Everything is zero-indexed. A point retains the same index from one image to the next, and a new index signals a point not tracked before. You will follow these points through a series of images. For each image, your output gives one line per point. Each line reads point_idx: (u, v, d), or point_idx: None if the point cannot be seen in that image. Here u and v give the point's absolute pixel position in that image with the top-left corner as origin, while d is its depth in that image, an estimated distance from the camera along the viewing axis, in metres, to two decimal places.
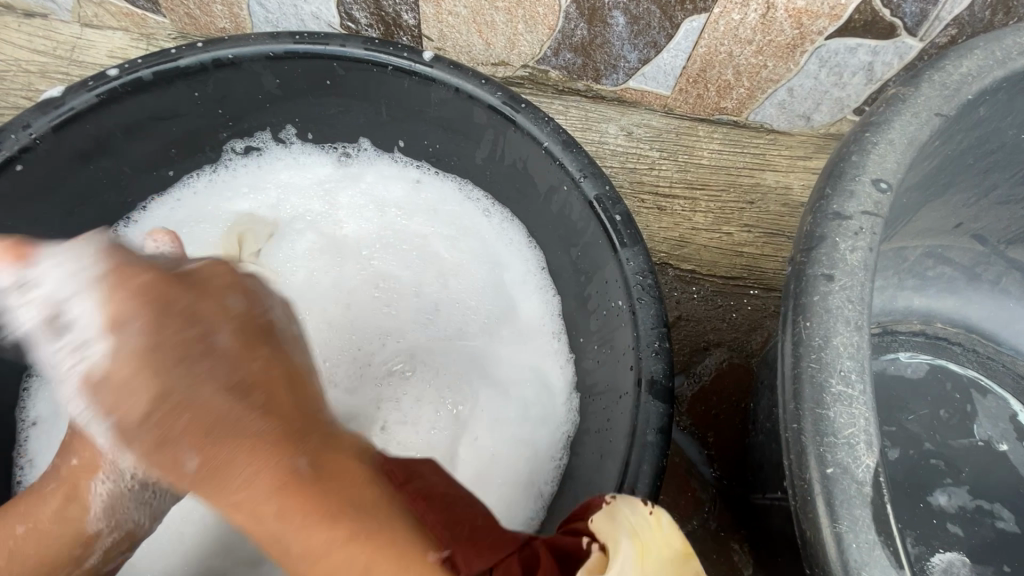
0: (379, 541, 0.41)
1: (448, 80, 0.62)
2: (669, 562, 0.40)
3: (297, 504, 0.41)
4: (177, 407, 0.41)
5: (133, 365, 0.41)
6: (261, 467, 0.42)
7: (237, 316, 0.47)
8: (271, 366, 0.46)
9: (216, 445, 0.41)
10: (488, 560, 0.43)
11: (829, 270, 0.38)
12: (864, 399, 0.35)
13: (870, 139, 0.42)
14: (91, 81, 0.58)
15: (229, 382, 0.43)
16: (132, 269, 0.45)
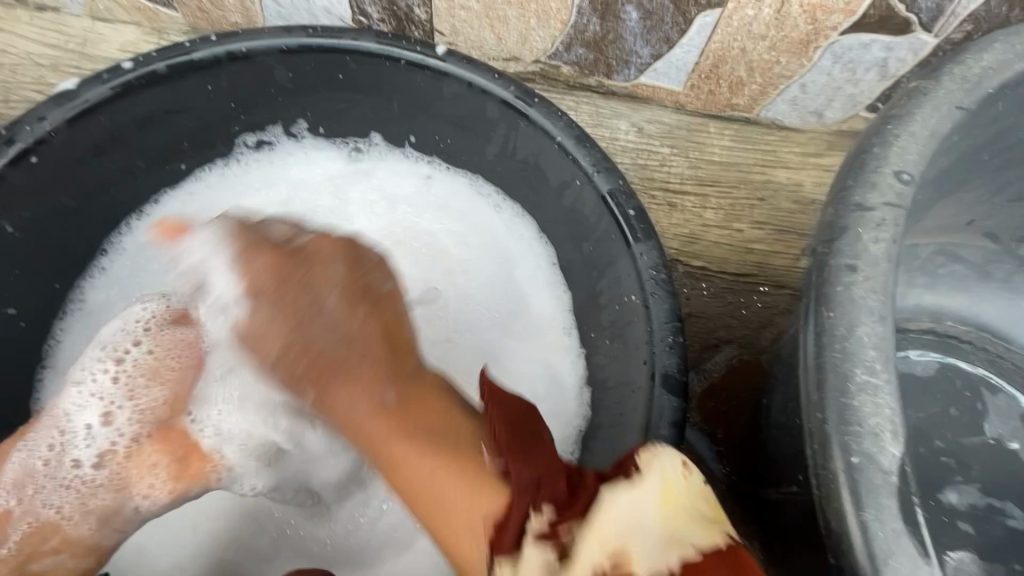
0: (463, 465, 0.41)
1: (461, 75, 0.62)
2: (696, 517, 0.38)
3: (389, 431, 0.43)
4: (306, 357, 0.45)
5: (266, 327, 0.46)
6: (405, 448, 0.42)
7: (340, 278, 0.47)
8: (370, 320, 0.46)
9: (336, 379, 0.45)
10: (533, 473, 0.40)
11: (852, 261, 0.38)
12: (890, 388, 0.35)
13: (892, 131, 0.42)
14: (106, 75, 0.59)
15: (345, 336, 0.45)
16: (258, 245, 0.49)
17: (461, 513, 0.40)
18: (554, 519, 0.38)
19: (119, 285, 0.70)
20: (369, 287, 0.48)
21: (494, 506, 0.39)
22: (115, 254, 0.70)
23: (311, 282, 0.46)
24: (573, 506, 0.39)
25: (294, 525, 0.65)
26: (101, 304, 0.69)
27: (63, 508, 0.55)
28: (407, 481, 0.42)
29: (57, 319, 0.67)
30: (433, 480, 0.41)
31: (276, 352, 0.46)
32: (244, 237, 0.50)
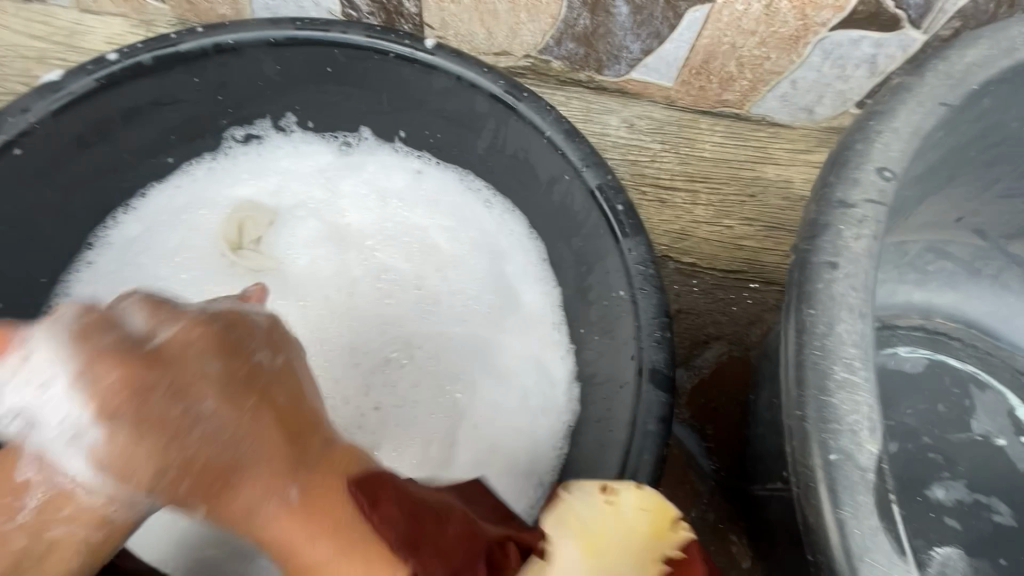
0: (421, 539, 0.42)
1: (450, 69, 0.61)
2: (638, 549, 0.41)
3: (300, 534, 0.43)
4: (198, 463, 0.43)
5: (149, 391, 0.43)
6: (321, 552, 0.43)
7: (217, 373, 0.45)
8: (263, 413, 0.45)
9: (240, 483, 0.43)
10: (458, 534, 0.42)
11: (834, 258, 0.38)
12: (868, 386, 0.35)
13: (875, 127, 0.42)
14: (91, 66, 0.58)
15: (229, 437, 0.44)
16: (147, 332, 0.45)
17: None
18: (510, 544, 0.43)
19: (106, 279, 0.69)
20: (253, 373, 0.46)
21: (474, 559, 0.42)
22: (102, 248, 0.70)
23: (197, 375, 0.44)
24: (519, 540, 0.43)
25: None
26: (87, 298, 0.68)
27: (27, 524, 0.47)
28: (314, 569, 0.43)
29: (42, 312, 0.67)
30: (347, 572, 0.42)
31: (153, 468, 0.42)
32: (101, 318, 0.46)
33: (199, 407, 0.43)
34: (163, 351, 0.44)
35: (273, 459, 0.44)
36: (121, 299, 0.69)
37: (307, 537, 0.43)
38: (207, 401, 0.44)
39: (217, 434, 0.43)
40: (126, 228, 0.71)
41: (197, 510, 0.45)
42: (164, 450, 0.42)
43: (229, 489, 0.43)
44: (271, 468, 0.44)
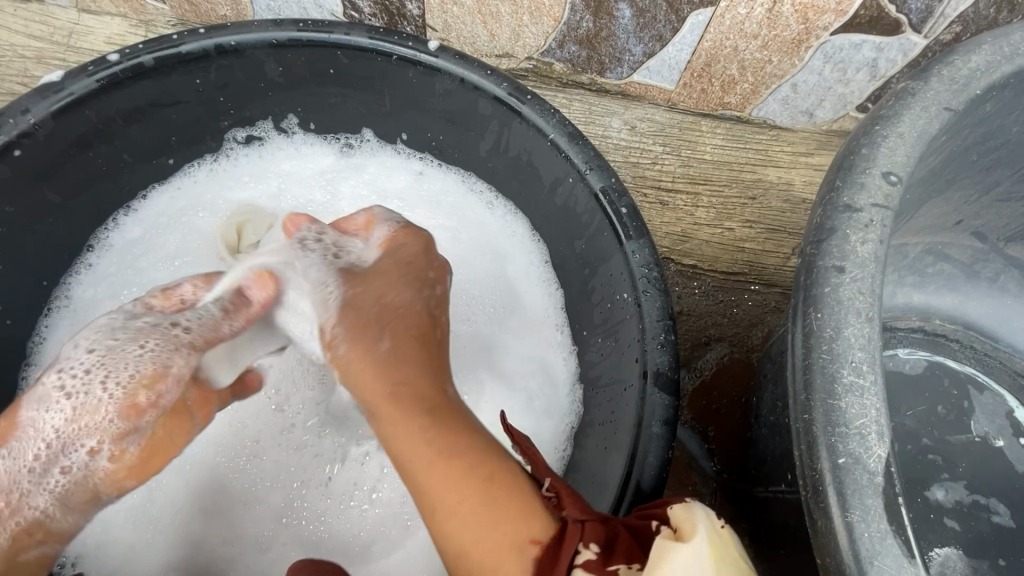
0: (495, 492, 0.42)
1: (453, 70, 0.61)
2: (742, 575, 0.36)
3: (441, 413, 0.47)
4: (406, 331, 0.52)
5: (383, 278, 0.55)
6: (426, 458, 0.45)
7: (406, 270, 0.56)
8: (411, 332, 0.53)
9: (407, 351, 0.51)
10: (585, 515, 0.40)
11: (840, 262, 0.38)
12: (876, 389, 0.35)
13: (880, 132, 0.42)
14: (91, 67, 0.57)
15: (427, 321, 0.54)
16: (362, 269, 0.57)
17: (480, 555, 0.41)
18: (601, 556, 0.37)
19: (106, 282, 0.69)
20: (426, 279, 0.56)
21: (545, 531, 0.40)
22: (102, 250, 0.69)
23: (396, 299, 0.54)
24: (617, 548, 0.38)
25: (291, 512, 0.65)
26: (87, 301, 0.68)
27: (47, 509, 0.51)
28: (429, 513, 0.44)
29: (43, 315, 0.66)
30: (456, 514, 0.42)
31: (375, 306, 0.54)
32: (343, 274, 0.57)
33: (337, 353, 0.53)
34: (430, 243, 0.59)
35: (427, 354, 0.51)
36: (122, 302, 0.69)
37: (437, 421, 0.46)
38: (383, 340, 0.52)
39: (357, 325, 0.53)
40: (127, 231, 0.70)
41: (371, 348, 0.52)
42: (372, 316, 0.53)
43: (411, 344, 0.52)
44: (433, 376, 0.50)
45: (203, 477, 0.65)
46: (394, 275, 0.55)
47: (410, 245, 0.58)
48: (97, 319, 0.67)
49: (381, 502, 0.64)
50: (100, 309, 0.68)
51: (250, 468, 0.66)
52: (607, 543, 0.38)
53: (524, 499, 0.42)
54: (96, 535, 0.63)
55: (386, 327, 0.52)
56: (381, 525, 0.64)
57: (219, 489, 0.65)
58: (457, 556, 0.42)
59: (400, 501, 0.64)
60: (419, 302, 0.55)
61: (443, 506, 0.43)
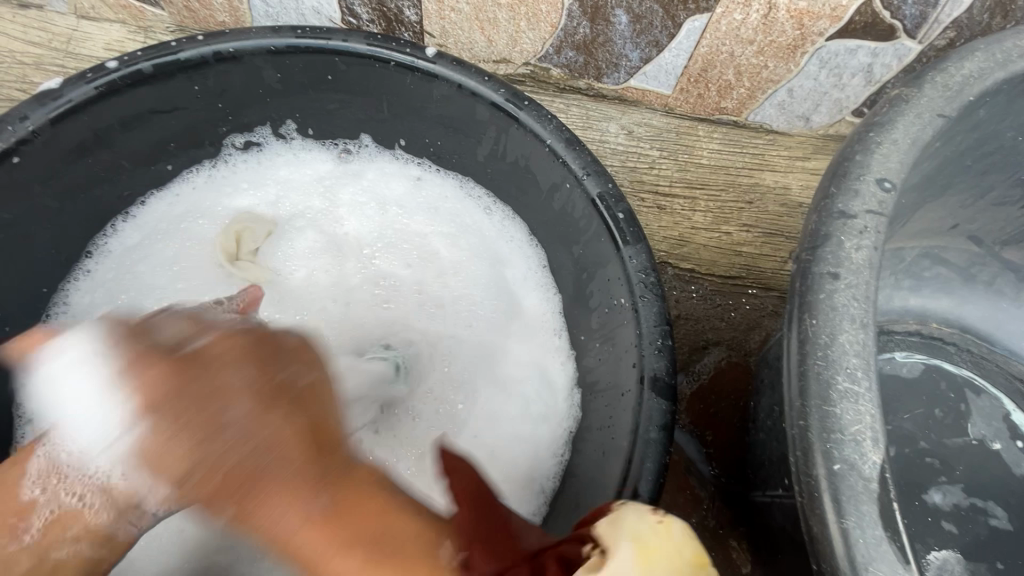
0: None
1: (451, 77, 0.61)
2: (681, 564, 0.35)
3: (325, 545, 0.35)
4: (219, 471, 0.38)
5: (164, 442, 0.39)
6: None
7: (249, 385, 0.41)
8: (269, 443, 0.38)
9: (256, 493, 0.37)
10: (500, 536, 0.41)
11: (835, 268, 0.38)
12: (870, 396, 0.35)
13: (874, 139, 0.43)
14: (90, 74, 0.58)
15: (255, 444, 0.38)
16: (149, 356, 0.43)
17: None
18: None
19: (103, 288, 0.69)
20: (285, 384, 0.42)
21: None
22: (101, 257, 0.69)
23: (213, 408, 0.39)
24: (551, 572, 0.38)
25: None
26: (85, 307, 0.68)
27: None
28: None
29: (40, 322, 0.66)
30: None
31: (180, 471, 0.38)
32: (131, 347, 0.44)
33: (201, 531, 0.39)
34: (201, 356, 0.42)
35: (271, 490, 0.37)
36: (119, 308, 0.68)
37: (323, 554, 0.35)
38: (222, 517, 0.38)
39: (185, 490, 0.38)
40: (125, 238, 0.70)
41: (222, 518, 0.38)
42: (185, 477, 0.38)
43: (250, 505, 0.36)
44: (288, 471, 0.37)
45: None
46: (184, 419, 0.39)
47: (174, 365, 0.41)
48: None
49: None
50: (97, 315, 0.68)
51: None
52: (532, 573, 0.38)
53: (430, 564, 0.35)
54: None
55: (213, 496, 0.37)
56: None
57: None
58: None
59: None
60: (236, 436, 0.38)
61: None
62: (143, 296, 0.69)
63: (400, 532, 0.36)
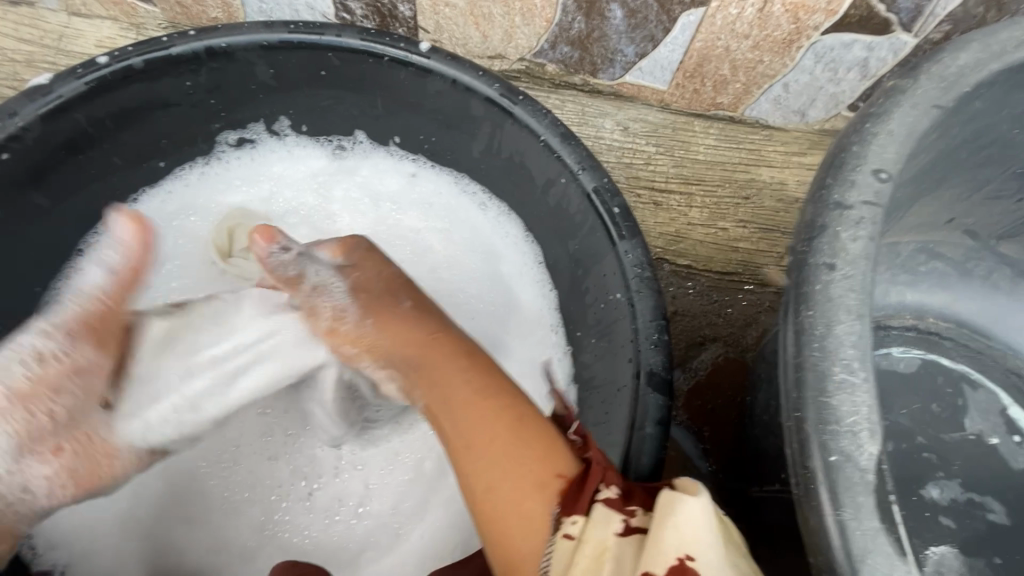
0: (547, 449, 0.45)
1: (444, 72, 0.61)
2: (734, 542, 0.40)
3: (457, 403, 0.48)
4: (410, 291, 0.56)
5: (365, 262, 0.57)
6: (484, 414, 0.47)
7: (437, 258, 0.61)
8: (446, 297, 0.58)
9: (431, 312, 0.55)
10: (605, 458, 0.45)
11: (831, 259, 0.38)
12: (867, 387, 0.35)
13: (870, 130, 0.42)
14: (80, 69, 0.57)
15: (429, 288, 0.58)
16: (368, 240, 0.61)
17: (509, 489, 0.44)
18: (620, 496, 0.42)
19: None
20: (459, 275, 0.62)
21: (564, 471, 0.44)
22: None
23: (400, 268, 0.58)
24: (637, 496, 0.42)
25: (278, 522, 0.64)
26: None
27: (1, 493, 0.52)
28: (485, 501, 0.45)
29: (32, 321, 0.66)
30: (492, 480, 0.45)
31: (377, 279, 0.56)
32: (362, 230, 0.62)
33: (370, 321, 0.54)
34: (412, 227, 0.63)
35: (453, 353, 0.51)
36: None
37: (458, 415, 0.48)
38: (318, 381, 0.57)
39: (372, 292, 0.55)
40: None
41: (397, 306, 0.55)
42: (386, 279, 0.56)
43: (420, 310, 0.55)
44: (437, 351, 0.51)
45: (188, 485, 0.64)
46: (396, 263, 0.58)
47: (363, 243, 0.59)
48: None
49: (369, 514, 0.65)
50: None
51: (242, 475, 0.65)
52: (625, 491, 0.42)
53: (546, 443, 0.45)
54: (83, 543, 0.62)
55: (404, 292, 0.56)
56: (371, 536, 0.64)
57: (211, 494, 0.65)
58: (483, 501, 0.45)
59: (390, 512, 0.64)
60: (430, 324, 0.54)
61: (482, 452, 0.46)
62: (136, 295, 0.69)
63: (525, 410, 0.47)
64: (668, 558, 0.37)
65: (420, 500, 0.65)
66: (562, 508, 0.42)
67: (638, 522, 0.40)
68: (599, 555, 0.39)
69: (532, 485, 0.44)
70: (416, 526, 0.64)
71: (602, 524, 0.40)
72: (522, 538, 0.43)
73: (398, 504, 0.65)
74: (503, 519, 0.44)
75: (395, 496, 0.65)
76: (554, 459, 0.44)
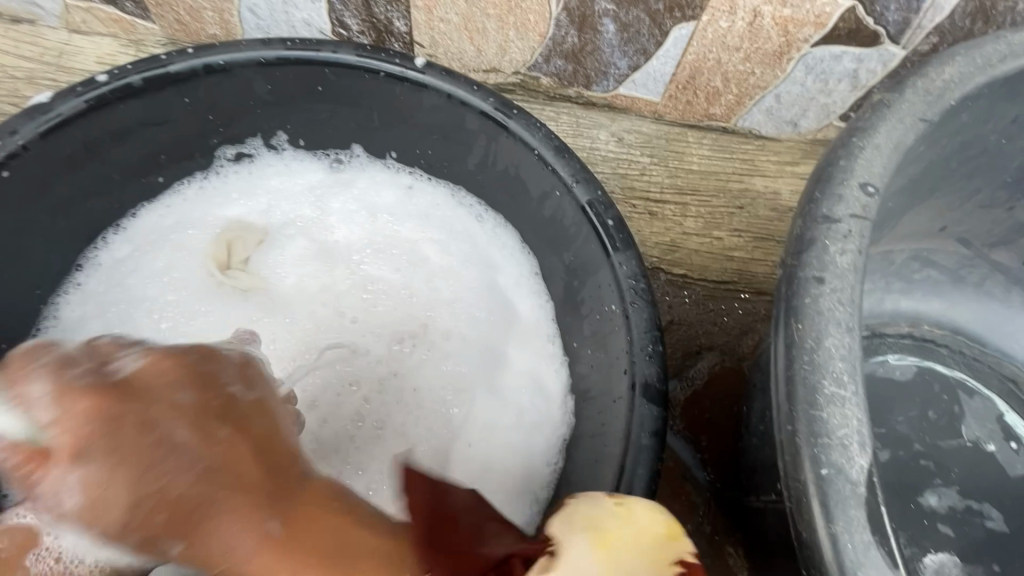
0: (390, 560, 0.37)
1: (440, 87, 0.62)
2: (643, 554, 0.38)
3: (276, 572, 0.35)
4: (162, 498, 0.36)
5: (105, 493, 0.37)
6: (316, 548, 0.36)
7: (184, 408, 0.40)
8: (227, 442, 0.39)
9: (190, 516, 0.36)
10: (473, 520, 0.41)
11: (820, 273, 0.39)
12: (856, 400, 0.35)
13: (857, 144, 0.43)
14: (80, 88, 0.58)
15: (203, 468, 0.37)
16: (73, 386, 0.40)
17: None
18: (503, 557, 0.39)
19: (95, 301, 0.68)
20: (222, 402, 0.41)
21: None
22: (91, 269, 0.69)
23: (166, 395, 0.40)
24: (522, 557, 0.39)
25: None
26: (74, 321, 0.67)
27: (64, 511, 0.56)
28: None
29: (30, 337, 0.65)
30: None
31: (122, 509, 0.36)
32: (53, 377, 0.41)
33: (172, 435, 0.38)
34: (131, 384, 0.40)
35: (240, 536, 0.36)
36: (109, 321, 0.68)
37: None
38: (173, 547, 0.37)
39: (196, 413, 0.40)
40: (117, 250, 0.70)
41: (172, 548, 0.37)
42: (133, 504, 0.36)
43: (197, 529, 0.36)
44: (243, 501, 0.37)
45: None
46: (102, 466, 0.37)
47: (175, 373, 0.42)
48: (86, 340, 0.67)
49: None
50: (89, 329, 0.67)
51: None
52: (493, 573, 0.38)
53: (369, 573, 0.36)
54: None
55: (183, 427, 0.39)
56: None
57: None
58: None
59: None
60: (185, 474, 0.37)
61: None
62: (134, 309, 0.69)
63: (348, 559, 0.36)
64: None
65: None
66: None
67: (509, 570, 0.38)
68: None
69: None
70: None
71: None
72: None
73: None
74: None
75: None
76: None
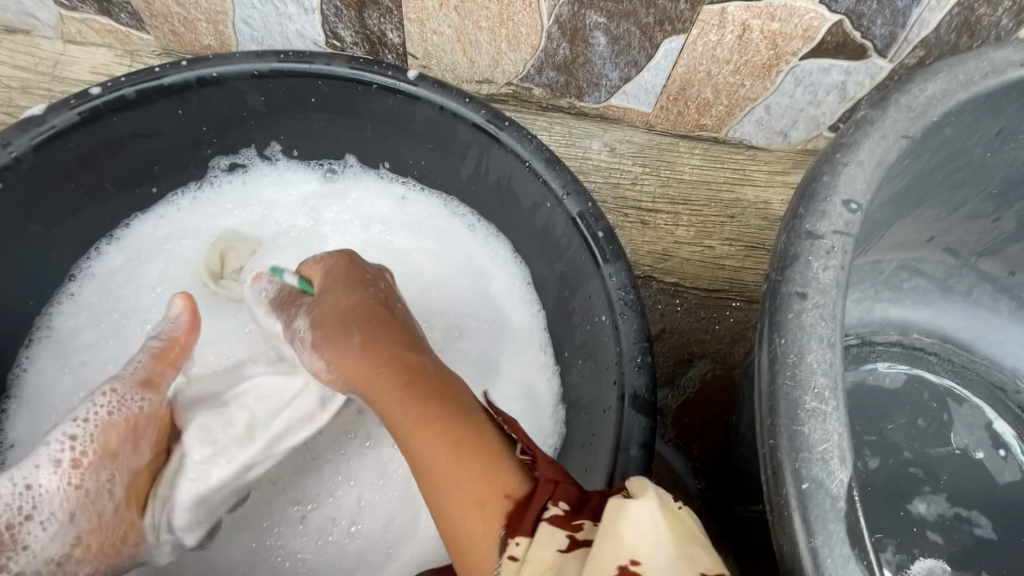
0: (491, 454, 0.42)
1: (432, 99, 0.62)
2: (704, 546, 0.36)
3: (413, 399, 0.45)
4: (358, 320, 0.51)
5: (326, 299, 0.54)
6: (437, 426, 0.43)
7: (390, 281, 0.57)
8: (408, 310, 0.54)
9: (375, 333, 0.50)
10: (556, 474, 0.41)
11: (803, 288, 0.39)
12: (837, 414, 0.36)
13: (841, 160, 0.44)
14: (73, 100, 0.58)
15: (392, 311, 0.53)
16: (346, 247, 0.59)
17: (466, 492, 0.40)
18: (569, 511, 0.38)
19: (88, 311, 0.69)
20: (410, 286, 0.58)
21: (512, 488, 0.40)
22: (84, 279, 0.69)
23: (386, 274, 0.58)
24: (583, 509, 0.39)
25: (269, 546, 0.65)
26: (68, 332, 0.68)
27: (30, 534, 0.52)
28: (425, 473, 0.42)
29: (24, 346, 0.66)
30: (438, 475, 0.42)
31: (332, 315, 0.52)
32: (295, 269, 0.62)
33: (376, 294, 0.54)
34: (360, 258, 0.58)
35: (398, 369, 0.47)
36: (102, 331, 0.69)
37: (417, 411, 0.44)
38: (351, 340, 0.50)
39: (361, 287, 0.54)
40: (110, 259, 0.70)
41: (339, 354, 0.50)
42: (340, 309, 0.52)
43: (369, 344, 0.49)
44: (411, 348, 0.49)
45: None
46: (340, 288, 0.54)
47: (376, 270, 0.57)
48: (79, 350, 0.68)
49: (362, 532, 0.65)
50: (82, 338, 0.68)
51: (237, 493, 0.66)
52: (577, 503, 0.39)
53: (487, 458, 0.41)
54: None
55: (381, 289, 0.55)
56: (362, 556, 0.64)
57: None
58: (437, 491, 0.41)
59: (382, 531, 0.65)
60: (376, 305, 0.52)
61: (423, 456, 0.43)
62: (126, 319, 0.69)
63: (472, 431, 0.43)
64: (607, 567, 0.34)
65: (410, 517, 0.65)
66: (510, 528, 0.38)
67: (587, 533, 0.37)
68: (542, 571, 0.36)
69: (490, 483, 0.40)
70: (408, 546, 0.64)
71: (544, 541, 0.37)
72: (480, 537, 0.39)
73: (389, 522, 0.65)
74: (458, 522, 0.40)
75: (387, 514, 0.65)
76: (509, 478, 0.41)
